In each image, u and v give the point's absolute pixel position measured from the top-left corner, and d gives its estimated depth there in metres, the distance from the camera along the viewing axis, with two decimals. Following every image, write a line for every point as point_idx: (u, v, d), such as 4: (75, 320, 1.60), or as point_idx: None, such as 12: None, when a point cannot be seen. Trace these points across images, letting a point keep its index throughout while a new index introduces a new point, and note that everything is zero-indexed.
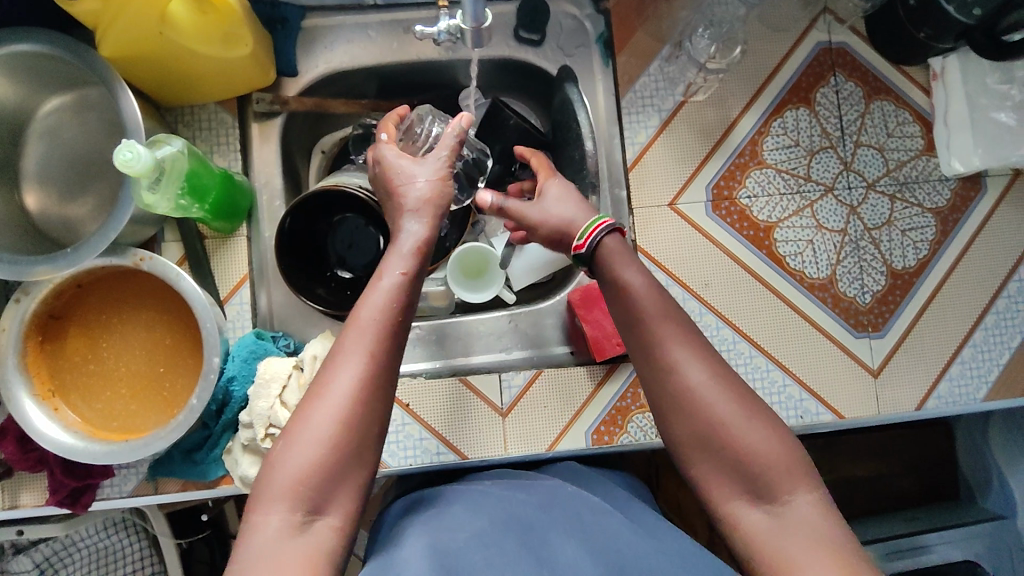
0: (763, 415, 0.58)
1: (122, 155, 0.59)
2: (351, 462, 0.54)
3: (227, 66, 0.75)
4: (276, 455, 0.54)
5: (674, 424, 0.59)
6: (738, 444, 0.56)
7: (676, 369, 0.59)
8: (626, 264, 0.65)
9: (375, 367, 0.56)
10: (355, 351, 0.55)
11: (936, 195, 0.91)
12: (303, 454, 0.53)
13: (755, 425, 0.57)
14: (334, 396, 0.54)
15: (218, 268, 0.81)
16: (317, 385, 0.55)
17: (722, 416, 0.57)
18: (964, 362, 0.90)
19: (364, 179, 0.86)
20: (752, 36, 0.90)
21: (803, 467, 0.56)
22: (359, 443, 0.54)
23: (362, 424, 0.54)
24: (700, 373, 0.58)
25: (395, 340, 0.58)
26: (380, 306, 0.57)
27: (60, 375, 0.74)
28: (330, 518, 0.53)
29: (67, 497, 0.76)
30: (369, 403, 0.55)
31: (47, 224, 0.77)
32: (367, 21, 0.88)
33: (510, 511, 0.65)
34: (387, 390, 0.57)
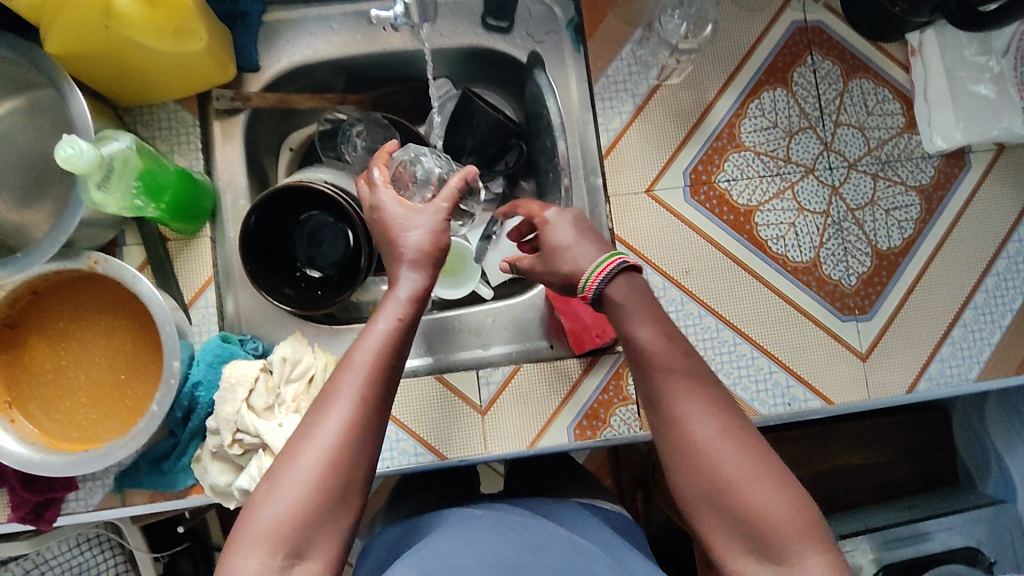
0: (779, 473, 0.54)
1: (63, 152, 0.57)
2: (336, 507, 0.52)
3: (182, 61, 0.72)
4: (259, 498, 0.52)
5: (679, 476, 0.56)
6: (746, 504, 0.53)
7: (685, 421, 0.56)
8: (641, 319, 0.60)
9: (365, 409, 0.54)
10: (347, 392, 0.54)
11: (919, 172, 0.89)
12: (286, 497, 0.51)
13: (765, 484, 0.53)
14: (324, 441, 0.52)
15: (181, 271, 0.79)
16: (304, 426, 0.54)
17: (730, 473, 0.54)
18: (955, 342, 0.87)
19: (331, 174, 0.84)
20: (725, 16, 0.88)
21: (814, 529, 0.52)
22: (346, 485, 0.53)
23: (349, 467, 0.53)
24: (708, 428, 0.55)
25: (388, 381, 0.56)
26: (376, 348, 0.56)
27: (19, 385, 0.72)
28: (310, 564, 0.51)
29: (30, 513, 0.73)
30: (358, 446, 0.53)
31: (2, 230, 0.75)
32: (330, 13, 0.86)
33: (502, 545, 0.61)
34: (379, 435, 0.55)
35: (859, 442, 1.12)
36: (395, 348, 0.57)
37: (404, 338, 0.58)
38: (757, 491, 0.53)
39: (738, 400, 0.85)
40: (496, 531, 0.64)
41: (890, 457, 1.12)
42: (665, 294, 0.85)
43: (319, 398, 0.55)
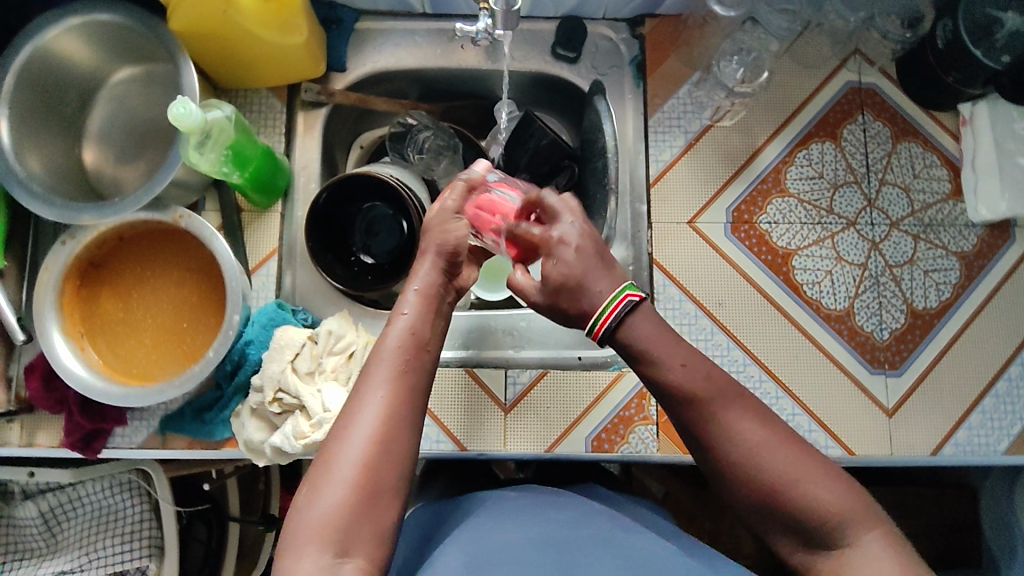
0: (822, 464, 0.59)
1: (175, 110, 0.65)
2: (369, 504, 0.57)
3: (281, 52, 0.81)
4: (304, 502, 0.57)
5: (732, 486, 0.60)
6: (805, 500, 0.57)
7: (728, 437, 0.60)
8: (664, 342, 0.64)
9: (388, 409, 0.60)
10: (374, 392, 0.61)
11: (961, 239, 0.91)
12: (329, 497, 0.57)
13: (815, 478, 0.58)
14: (354, 443, 0.59)
15: (250, 240, 0.86)
16: (338, 433, 0.60)
17: (782, 475, 0.58)
18: (985, 411, 0.87)
19: (396, 170, 0.90)
20: (783, 70, 0.93)
21: (865, 508, 0.57)
22: (380, 482, 0.58)
23: (383, 467, 0.59)
24: (757, 434, 0.59)
25: (409, 382, 0.63)
26: (396, 351, 0.64)
27: (92, 319, 0.78)
28: (358, 560, 0.56)
29: (80, 441, 0.79)
30: (389, 444, 0.59)
31: (101, 182, 0.84)
32: (416, 28, 0.94)
33: (546, 523, 0.66)
34: (408, 431, 0.61)
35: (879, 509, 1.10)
36: (414, 349, 0.65)
37: (419, 339, 0.65)
38: (812, 487, 0.57)
39: None
40: (536, 510, 0.69)
41: (910, 529, 1.09)
42: (696, 322, 0.88)
43: (350, 405, 0.61)
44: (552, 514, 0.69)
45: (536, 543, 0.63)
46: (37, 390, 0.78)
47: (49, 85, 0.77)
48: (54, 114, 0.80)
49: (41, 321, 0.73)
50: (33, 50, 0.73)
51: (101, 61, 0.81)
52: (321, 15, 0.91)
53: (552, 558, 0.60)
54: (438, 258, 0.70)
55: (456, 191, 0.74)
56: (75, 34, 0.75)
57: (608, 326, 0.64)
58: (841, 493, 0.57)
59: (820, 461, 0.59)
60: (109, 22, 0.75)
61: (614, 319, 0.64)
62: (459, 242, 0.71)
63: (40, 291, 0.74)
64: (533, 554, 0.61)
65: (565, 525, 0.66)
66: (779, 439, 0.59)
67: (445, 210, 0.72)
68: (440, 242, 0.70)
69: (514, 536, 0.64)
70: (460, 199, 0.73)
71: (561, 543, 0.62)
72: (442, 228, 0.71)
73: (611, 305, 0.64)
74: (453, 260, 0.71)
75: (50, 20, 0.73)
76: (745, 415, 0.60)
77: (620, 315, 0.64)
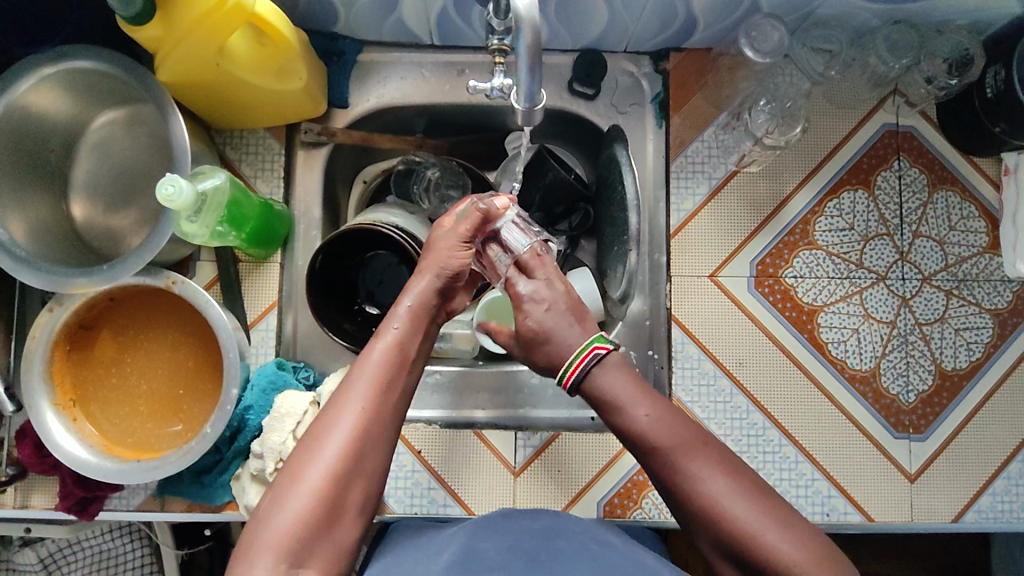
0: (785, 513, 0.57)
1: (164, 189, 0.60)
2: (331, 519, 0.55)
3: (280, 98, 0.76)
4: (267, 512, 0.55)
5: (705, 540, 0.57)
6: (767, 554, 0.54)
7: (693, 486, 0.58)
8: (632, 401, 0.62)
9: (366, 422, 0.59)
10: (353, 403, 0.59)
11: (995, 295, 0.86)
12: (292, 504, 0.55)
13: (777, 530, 0.55)
14: (328, 450, 0.57)
15: (248, 293, 0.82)
16: (310, 442, 0.58)
17: (745, 526, 0.55)
18: (1011, 477, 0.84)
19: (402, 219, 0.84)
20: (815, 111, 0.87)
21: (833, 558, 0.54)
22: (344, 497, 0.56)
23: (352, 478, 0.57)
24: (717, 483, 0.57)
25: (389, 400, 0.61)
26: (381, 364, 0.62)
27: (84, 384, 0.75)
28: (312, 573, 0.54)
29: (76, 505, 0.76)
30: (359, 458, 0.58)
31: (90, 233, 0.79)
32: (423, 60, 0.88)
33: (519, 533, 0.66)
34: (378, 449, 0.59)
35: (889, 551, 1.08)
36: (399, 366, 0.63)
37: (406, 358, 0.64)
38: (773, 539, 0.54)
39: None
40: (509, 519, 0.70)
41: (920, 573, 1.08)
42: (715, 383, 0.84)
43: (327, 412, 0.59)
44: (522, 519, 0.70)
45: (506, 550, 0.63)
46: (29, 456, 0.75)
47: (28, 137, 0.72)
48: (37, 165, 0.75)
49: (31, 393, 0.70)
50: (7, 105, 0.67)
51: (84, 105, 0.76)
52: (322, 48, 0.84)
53: (523, 565, 0.60)
54: (436, 279, 0.68)
55: (471, 220, 0.70)
56: (53, 83, 0.69)
57: (577, 376, 0.64)
58: (805, 548, 0.54)
59: (787, 513, 0.57)
60: (90, 69, 0.69)
61: (583, 370, 0.64)
62: (461, 268, 0.69)
63: (28, 361, 0.70)
64: (505, 560, 0.61)
65: (539, 535, 0.66)
66: (743, 488, 0.57)
67: (454, 235, 0.70)
68: (441, 265, 0.69)
69: (484, 543, 0.65)
70: (473, 227, 0.69)
71: (535, 551, 0.63)
72: (447, 252, 0.69)
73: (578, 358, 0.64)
74: (450, 283, 0.69)
75: (25, 72, 0.67)
76: (708, 463, 0.58)
77: (586, 369, 0.64)
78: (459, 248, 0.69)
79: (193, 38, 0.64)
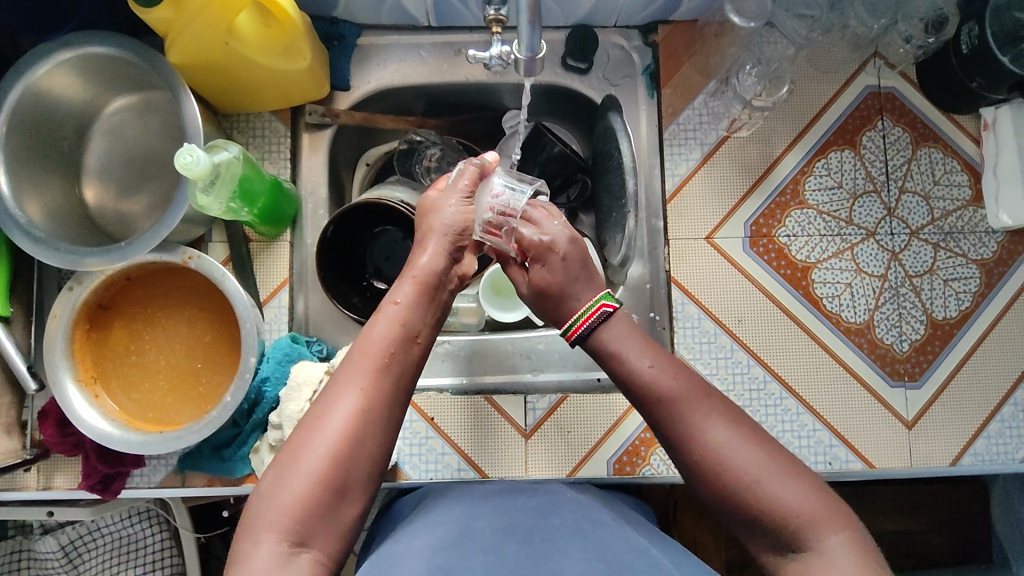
0: (791, 464, 0.58)
1: (183, 158, 0.64)
2: (335, 497, 0.56)
3: (285, 78, 0.78)
4: (268, 490, 0.56)
5: (703, 485, 0.60)
6: (771, 502, 0.56)
7: (693, 435, 0.60)
8: (632, 352, 0.64)
9: (367, 399, 0.59)
10: (354, 382, 0.60)
11: (981, 246, 0.89)
12: (292, 484, 0.55)
13: (783, 478, 0.57)
14: (328, 429, 0.57)
15: (260, 271, 0.84)
16: (310, 422, 0.58)
17: (748, 474, 0.57)
18: (1004, 420, 0.87)
19: (407, 195, 0.88)
20: (801, 76, 0.90)
21: (835, 511, 0.56)
22: (347, 475, 0.57)
23: (354, 457, 0.57)
24: (721, 434, 0.59)
25: (392, 375, 0.61)
26: (383, 342, 0.62)
27: (103, 363, 0.77)
28: (314, 552, 0.55)
29: (99, 483, 0.78)
30: (361, 437, 0.58)
31: (104, 218, 0.81)
32: (421, 42, 0.91)
33: (515, 511, 0.70)
34: (382, 425, 0.59)
35: (893, 507, 1.11)
36: (402, 342, 0.63)
37: (407, 333, 0.64)
38: (777, 485, 0.56)
39: None
40: (504, 497, 0.73)
41: (923, 527, 1.10)
42: (716, 340, 0.87)
43: (327, 392, 0.60)
44: (519, 497, 0.73)
45: (501, 531, 0.67)
46: (52, 435, 0.76)
47: (42, 122, 0.74)
48: (50, 151, 0.77)
49: (53, 371, 0.72)
50: (24, 90, 0.70)
51: (95, 92, 0.78)
52: (322, 32, 0.87)
53: (517, 546, 0.64)
54: (443, 238, 0.69)
55: (468, 176, 0.73)
56: (67, 69, 0.72)
57: (585, 328, 0.66)
58: (811, 496, 0.56)
59: (787, 459, 0.58)
60: (104, 54, 0.72)
61: (590, 325, 0.66)
62: (466, 225, 0.71)
63: (50, 340, 0.72)
64: (498, 540, 0.65)
65: (533, 513, 0.69)
66: (746, 438, 0.59)
67: (454, 191, 0.73)
68: (447, 223, 0.70)
69: (480, 522, 0.68)
70: (472, 181, 0.72)
71: (528, 532, 0.66)
72: (449, 210, 0.71)
73: (590, 309, 0.66)
74: (460, 239, 0.70)
75: (40, 58, 0.69)
76: (709, 415, 0.60)
77: (593, 324, 0.66)
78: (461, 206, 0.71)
79: (201, 17, 0.66)
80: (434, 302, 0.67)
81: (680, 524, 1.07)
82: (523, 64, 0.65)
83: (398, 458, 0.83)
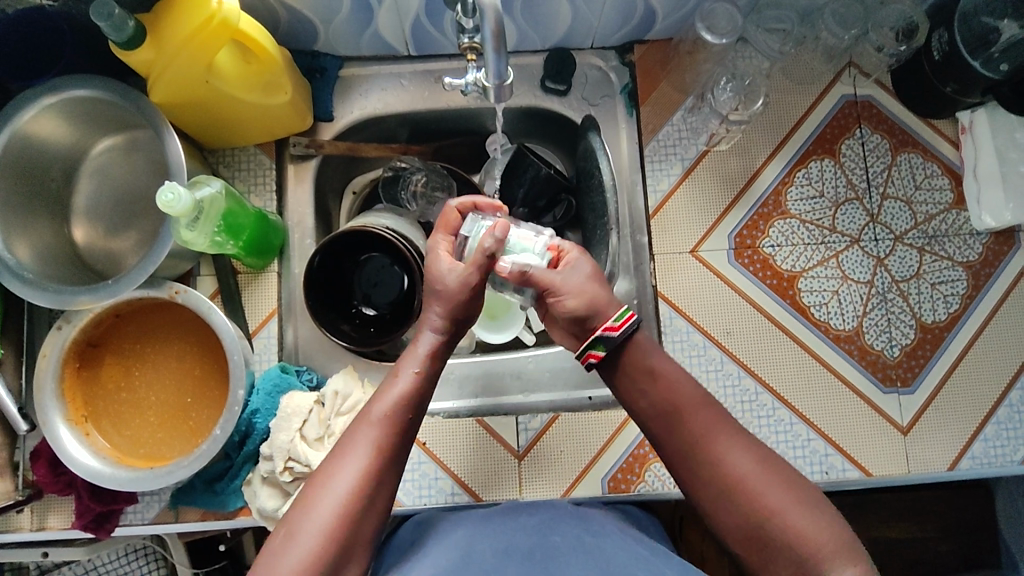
0: (807, 493, 0.59)
1: (164, 196, 0.65)
2: (340, 559, 0.56)
3: (270, 112, 0.80)
4: (278, 545, 0.56)
5: (718, 511, 0.60)
6: (786, 530, 0.57)
7: (720, 459, 0.61)
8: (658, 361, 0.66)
9: (378, 462, 0.60)
10: (364, 446, 0.60)
11: (966, 248, 0.89)
12: (302, 541, 0.55)
13: (800, 508, 0.58)
14: (339, 492, 0.57)
15: (248, 303, 0.85)
16: (322, 479, 0.59)
17: (772, 503, 0.58)
18: (1000, 422, 0.86)
19: (393, 220, 0.89)
20: (776, 88, 0.92)
21: (850, 547, 0.57)
22: (352, 540, 0.57)
23: (361, 521, 0.58)
24: (744, 461, 0.60)
25: (401, 441, 0.62)
26: (395, 406, 0.62)
27: (94, 402, 0.77)
28: None
29: (92, 522, 0.77)
30: (370, 500, 0.58)
31: (93, 257, 0.82)
32: (401, 71, 0.92)
33: (516, 532, 0.69)
34: (387, 488, 0.60)
35: (897, 514, 1.09)
36: (414, 409, 0.63)
37: (422, 398, 0.64)
38: (798, 514, 0.57)
39: None
40: (507, 518, 0.73)
41: (929, 533, 1.09)
42: (706, 353, 0.87)
43: (337, 450, 0.60)
44: (520, 518, 0.73)
45: (501, 552, 0.66)
46: (44, 475, 0.76)
47: (30, 165, 0.76)
48: (38, 192, 0.78)
49: (44, 411, 0.72)
50: (11, 135, 0.71)
51: (81, 134, 0.80)
52: (304, 66, 0.89)
53: (519, 567, 0.63)
54: (450, 302, 0.67)
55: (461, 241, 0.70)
56: (51, 113, 0.73)
57: (631, 325, 0.65)
58: (827, 531, 0.57)
59: (803, 491, 0.59)
60: (87, 97, 0.73)
61: (631, 327, 0.66)
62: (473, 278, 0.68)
63: (40, 380, 0.73)
64: (500, 561, 0.64)
65: (531, 532, 0.69)
66: (768, 468, 0.60)
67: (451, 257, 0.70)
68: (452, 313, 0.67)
69: (481, 546, 0.67)
70: (477, 270, 0.67)
71: (529, 551, 0.66)
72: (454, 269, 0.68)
73: (624, 314, 0.66)
74: (466, 303, 0.68)
75: (24, 103, 0.70)
76: (737, 443, 0.61)
77: (627, 332, 0.66)
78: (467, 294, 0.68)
79: (180, 58, 0.68)
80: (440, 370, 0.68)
81: (686, 540, 1.05)
82: (494, 91, 0.67)
83: None
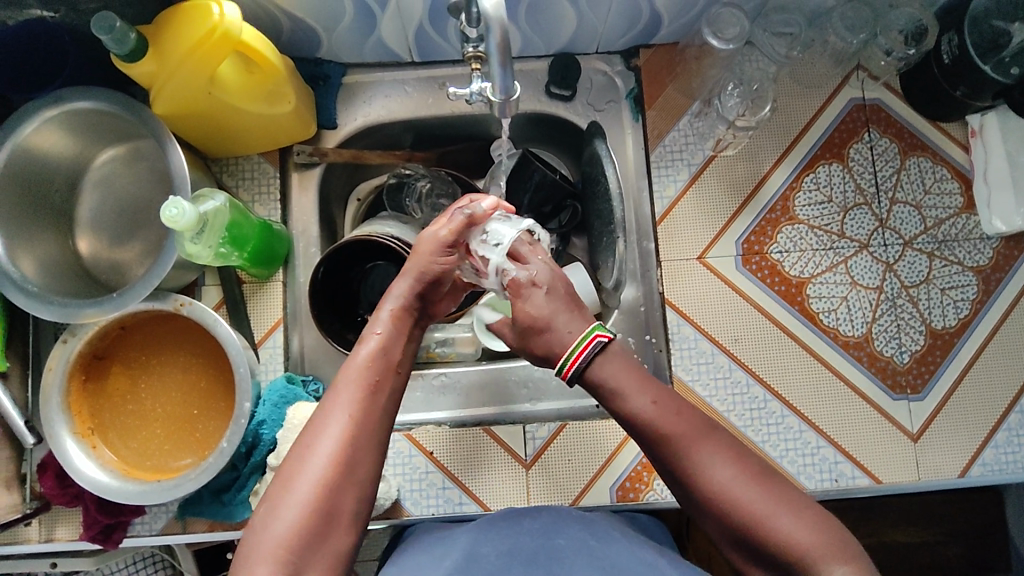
0: (790, 497, 0.58)
1: (168, 211, 0.65)
2: (325, 526, 0.55)
3: (273, 121, 0.79)
4: (262, 522, 0.55)
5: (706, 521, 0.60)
6: (773, 538, 0.56)
7: (698, 471, 0.60)
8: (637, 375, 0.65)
9: (356, 425, 0.59)
10: (339, 412, 0.60)
11: (977, 253, 0.88)
12: (285, 516, 0.54)
13: (786, 513, 0.57)
14: (316, 459, 0.57)
15: (253, 312, 0.84)
16: (299, 452, 0.58)
17: (756, 512, 0.57)
18: (1011, 428, 0.85)
19: (399, 228, 0.88)
20: (783, 92, 0.91)
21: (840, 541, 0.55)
22: (338, 505, 0.56)
23: (346, 484, 0.57)
24: (725, 472, 0.59)
25: (377, 401, 0.62)
26: (366, 368, 0.63)
27: (100, 414, 0.77)
28: None
29: (100, 534, 0.77)
30: (352, 462, 0.58)
31: (98, 268, 0.82)
32: (405, 77, 0.92)
33: (520, 535, 0.68)
34: (370, 452, 0.59)
35: (905, 518, 1.09)
36: (385, 369, 0.64)
37: (392, 359, 0.65)
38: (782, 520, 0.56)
39: (785, 474, 0.84)
40: (509, 521, 0.71)
41: (937, 537, 1.08)
42: (713, 361, 0.86)
43: (314, 420, 0.60)
44: (523, 520, 0.71)
45: (505, 554, 0.65)
46: (52, 488, 0.76)
47: (34, 178, 0.75)
48: (43, 204, 0.78)
49: (51, 425, 0.72)
50: (13, 149, 0.70)
51: (84, 145, 0.79)
52: (307, 73, 0.88)
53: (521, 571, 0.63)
54: (417, 282, 0.70)
55: (457, 226, 0.71)
56: (53, 126, 0.73)
57: (578, 365, 0.66)
58: (814, 531, 0.56)
59: (789, 493, 0.58)
60: (90, 109, 0.73)
61: (584, 359, 0.66)
62: (443, 273, 0.71)
63: (47, 393, 0.73)
64: (504, 564, 0.63)
65: (538, 534, 0.68)
66: (751, 475, 0.59)
67: (437, 240, 0.71)
68: (422, 269, 0.70)
69: (485, 547, 0.67)
70: (456, 231, 0.70)
71: (534, 554, 0.65)
72: (431, 257, 0.71)
73: (579, 347, 0.66)
74: (432, 283, 0.71)
75: (27, 116, 0.70)
76: (716, 453, 0.60)
77: (588, 358, 0.66)
78: (441, 254, 0.71)
79: (183, 70, 0.67)
80: (407, 331, 0.69)
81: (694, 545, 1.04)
82: (499, 105, 0.66)
83: (398, 493, 0.83)
